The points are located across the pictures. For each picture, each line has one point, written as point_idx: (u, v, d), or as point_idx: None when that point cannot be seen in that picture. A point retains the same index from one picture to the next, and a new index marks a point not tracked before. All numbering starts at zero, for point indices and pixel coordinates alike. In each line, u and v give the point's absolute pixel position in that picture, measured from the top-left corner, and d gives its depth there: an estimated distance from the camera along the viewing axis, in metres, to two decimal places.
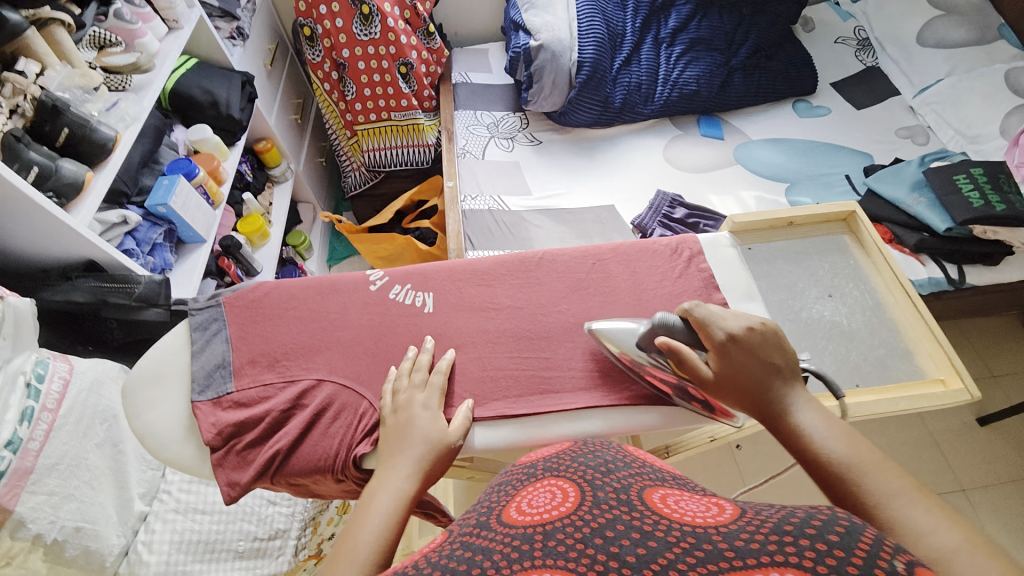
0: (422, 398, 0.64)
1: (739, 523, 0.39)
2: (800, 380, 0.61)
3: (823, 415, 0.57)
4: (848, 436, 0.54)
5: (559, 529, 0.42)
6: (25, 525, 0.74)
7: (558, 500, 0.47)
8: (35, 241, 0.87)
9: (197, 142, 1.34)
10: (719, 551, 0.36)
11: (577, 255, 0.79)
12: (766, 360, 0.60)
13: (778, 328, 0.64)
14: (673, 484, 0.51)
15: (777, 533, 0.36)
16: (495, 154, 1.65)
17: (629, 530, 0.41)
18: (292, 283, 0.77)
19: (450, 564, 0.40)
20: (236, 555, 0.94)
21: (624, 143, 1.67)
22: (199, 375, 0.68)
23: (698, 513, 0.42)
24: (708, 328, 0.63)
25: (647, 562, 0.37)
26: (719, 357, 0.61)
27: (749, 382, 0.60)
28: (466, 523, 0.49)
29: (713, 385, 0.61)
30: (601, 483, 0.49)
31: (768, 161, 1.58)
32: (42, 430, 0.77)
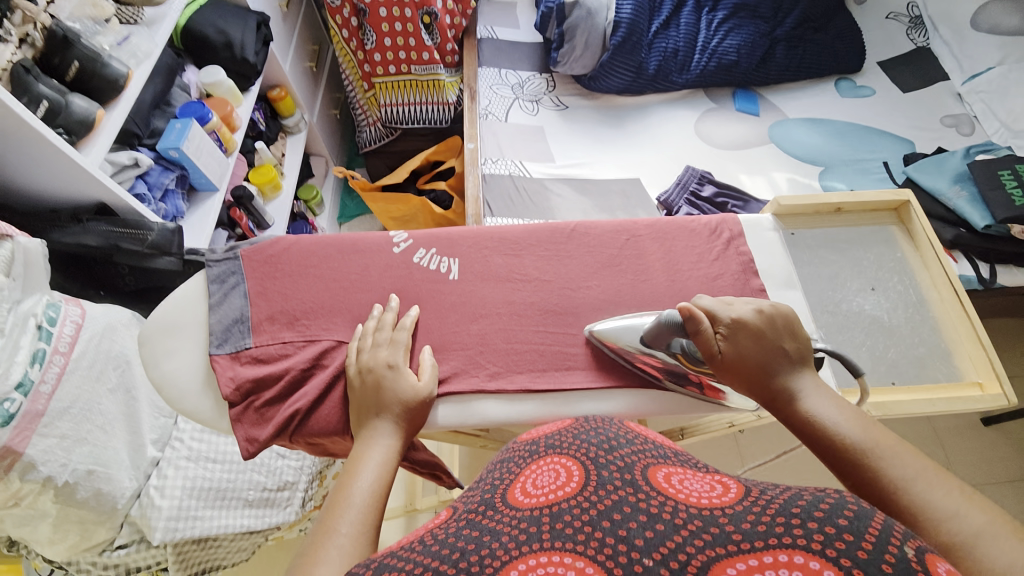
0: (387, 354, 0.62)
1: (745, 504, 0.37)
2: (808, 365, 0.58)
3: (834, 399, 0.54)
4: (860, 418, 0.52)
5: (565, 510, 0.40)
6: (36, 467, 0.74)
7: (561, 480, 0.45)
8: (37, 176, 0.83)
9: (210, 85, 1.27)
10: (726, 535, 0.34)
11: (610, 229, 0.76)
12: (774, 344, 0.57)
13: (791, 312, 0.61)
14: (675, 461, 0.48)
15: (784, 515, 0.34)
16: (519, 116, 1.58)
17: (635, 512, 0.38)
18: (313, 239, 0.74)
19: (456, 544, 0.38)
20: (245, 503, 0.95)
21: (655, 114, 1.59)
22: (216, 328, 0.67)
23: (701, 493, 0.40)
24: (714, 315, 0.59)
25: (653, 548, 0.35)
26: (729, 343, 0.58)
27: (756, 368, 0.56)
28: (469, 503, 0.47)
29: (721, 371, 0.58)
30: (603, 461, 0.46)
31: (804, 142, 1.51)
32: (54, 372, 0.76)
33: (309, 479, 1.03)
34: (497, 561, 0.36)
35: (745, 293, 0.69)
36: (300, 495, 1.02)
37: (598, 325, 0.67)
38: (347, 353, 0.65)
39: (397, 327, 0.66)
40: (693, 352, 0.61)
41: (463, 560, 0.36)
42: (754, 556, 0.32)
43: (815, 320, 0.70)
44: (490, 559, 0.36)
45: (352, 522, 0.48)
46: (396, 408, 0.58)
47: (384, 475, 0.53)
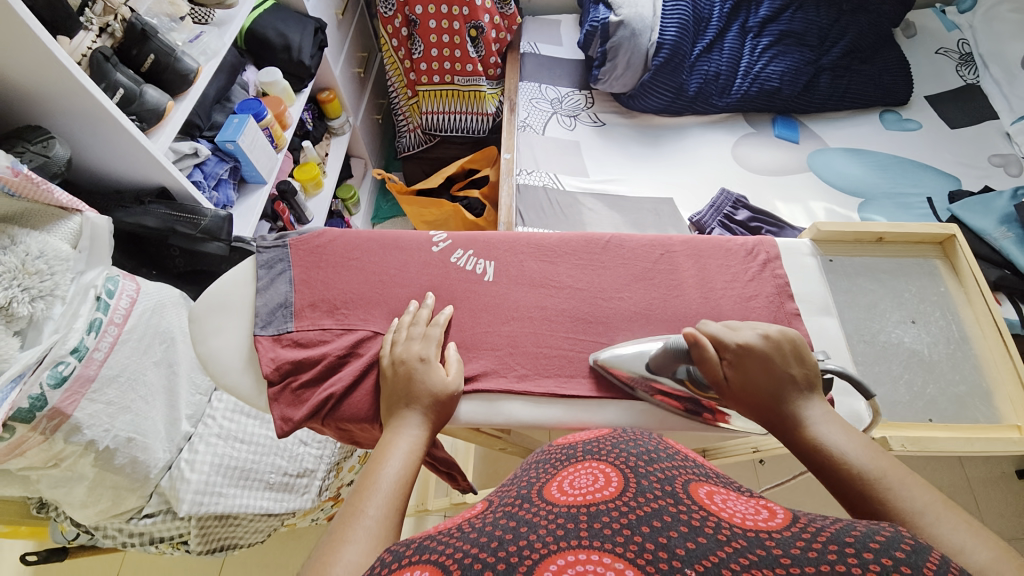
0: (418, 348, 0.64)
1: (793, 530, 0.37)
2: (818, 392, 0.58)
3: (843, 427, 0.54)
4: (868, 447, 0.52)
5: (604, 513, 0.41)
6: (80, 431, 0.77)
7: (600, 484, 0.46)
8: (113, 161, 0.90)
9: (267, 84, 1.34)
10: (773, 557, 0.34)
11: (645, 242, 0.76)
12: (781, 370, 0.58)
13: (799, 337, 0.61)
14: (716, 480, 0.48)
15: (836, 543, 0.35)
16: (556, 130, 1.61)
17: (676, 522, 0.39)
18: (357, 233, 0.78)
19: (494, 532, 0.40)
20: (266, 485, 0.99)
21: (692, 136, 1.59)
22: (261, 311, 0.70)
23: (747, 515, 0.40)
24: (720, 341, 0.60)
25: (696, 559, 0.35)
26: (734, 366, 0.59)
27: (764, 394, 0.57)
28: (506, 497, 0.48)
29: (729, 397, 0.59)
30: (643, 470, 0.46)
31: (843, 172, 1.49)
32: (108, 341, 0.80)
33: (328, 469, 1.07)
34: (535, 554, 0.37)
35: (779, 316, 0.69)
36: (317, 484, 1.05)
37: (601, 353, 0.67)
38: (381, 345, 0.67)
39: (430, 324, 0.68)
40: (699, 378, 0.61)
41: (502, 551, 0.37)
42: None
43: (852, 349, 0.69)
44: (529, 551, 0.37)
45: (379, 505, 0.49)
46: (427, 402, 0.60)
47: (410, 465, 0.54)
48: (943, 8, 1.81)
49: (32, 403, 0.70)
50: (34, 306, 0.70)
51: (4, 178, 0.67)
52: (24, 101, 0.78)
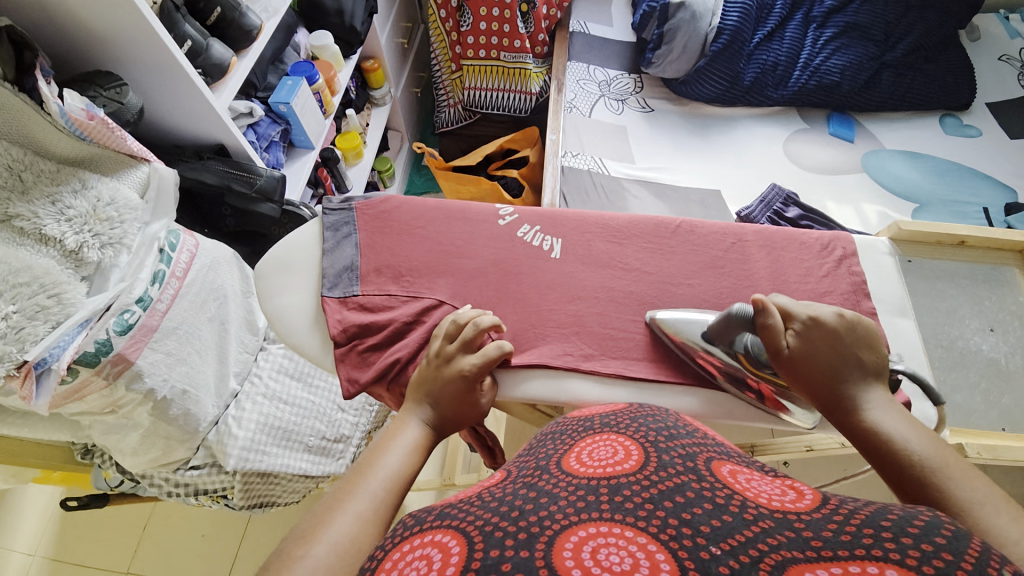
0: (467, 365, 0.60)
1: (822, 512, 0.36)
2: (883, 382, 0.56)
3: (904, 416, 0.52)
4: (928, 438, 0.50)
5: (626, 486, 0.41)
6: (141, 378, 0.77)
7: (619, 456, 0.46)
8: (177, 115, 0.90)
9: (318, 48, 1.32)
10: (803, 540, 0.33)
11: (717, 230, 0.74)
12: (850, 351, 0.56)
13: (874, 326, 0.58)
14: (737, 460, 0.48)
15: (873, 527, 0.33)
16: (603, 113, 1.58)
17: (699, 498, 0.38)
18: (422, 202, 0.77)
19: (515, 503, 0.40)
20: (305, 447, 1.01)
21: (742, 128, 1.55)
22: (328, 272, 0.70)
23: (774, 495, 0.39)
24: (788, 313, 0.58)
25: (721, 538, 0.34)
26: (800, 338, 0.57)
27: (825, 370, 0.55)
28: (525, 470, 0.48)
29: (787, 369, 0.56)
30: (663, 446, 0.47)
31: (899, 175, 1.44)
32: (169, 294, 0.80)
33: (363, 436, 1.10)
34: (556, 525, 0.36)
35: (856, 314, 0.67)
36: (352, 450, 1.08)
37: (660, 314, 0.67)
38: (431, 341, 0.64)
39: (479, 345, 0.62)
40: (757, 354, 0.59)
41: (522, 519, 0.37)
42: (838, 565, 0.30)
43: (929, 353, 0.67)
44: (549, 520, 0.37)
45: (384, 486, 0.49)
46: (444, 402, 0.58)
47: (412, 460, 0.53)
48: (1007, 13, 1.70)
49: (98, 348, 0.70)
50: (103, 252, 0.71)
51: (78, 120, 0.68)
52: (96, 46, 0.78)
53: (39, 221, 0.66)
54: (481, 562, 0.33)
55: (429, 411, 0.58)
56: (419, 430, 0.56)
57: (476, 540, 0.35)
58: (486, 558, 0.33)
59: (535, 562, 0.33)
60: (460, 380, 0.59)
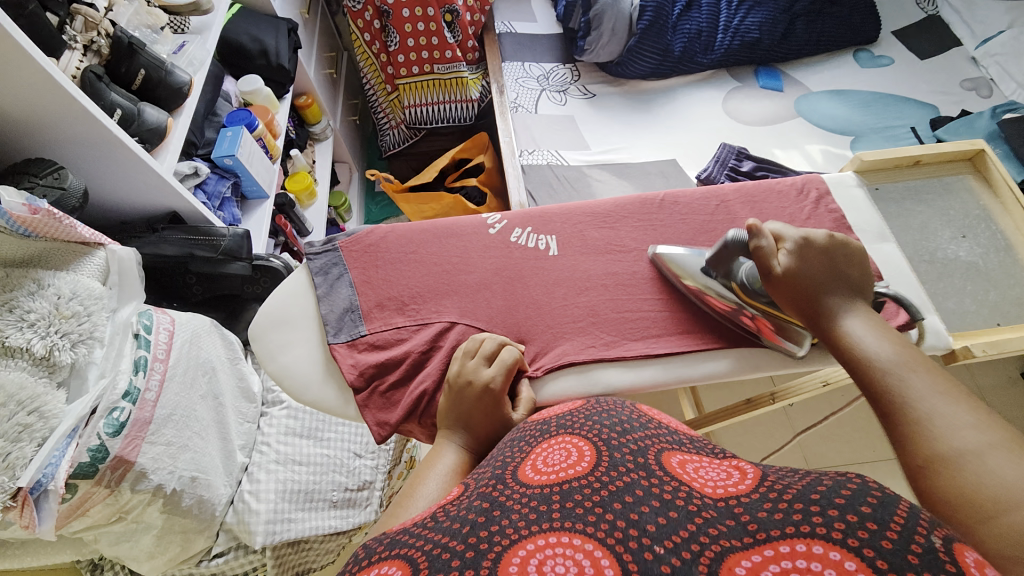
0: (488, 376, 0.59)
1: (759, 493, 0.39)
2: (864, 292, 0.58)
3: (873, 322, 0.54)
4: (896, 341, 0.51)
5: (576, 491, 0.42)
6: (147, 476, 0.71)
7: (572, 460, 0.47)
8: (121, 191, 0.84)
9: (249, 94, 1.26)
10: (742, 527, 0.35)
11: (700, 195, 0.77)
12: (835, 265, 0.58)
13: (860, 245, 0.61)
14: (689, 448, 0.50)
15: (803, 501, 0.35)
16: (548, 107, 1.59)
17: (648, 496, 0.40)
18: (406, 227, 0.75)
19: (467, 520, 0.40)
20: (330, 504, 0.97)
21: (682, 96, 1.60)
22: (329, 318, 0.67)
23: (718, 482, 0.42)
24: (780, 235, 0.60)
25: (666, 536, 0.36)
26: (792, 257, 0.58)
27: (812, 284, 0.57)
28: (482, 482, 0.47)
29: (777, 288, 0.58)
30: (615, 443, 0.48)
31: (830, 114, 1.53)
32: (156, 380, 0.73)
33: (385, 478, 1.06)
34: (505, 540, 0.37)
35: None
36: (378, 494, 1.04)
37: (660, 246, 0.71)
38: (447, 365, 0.63)
39: (496, 359, 0.61)
40: (752, 284, 0.62)
41: (472, 538, 0.37)
42: (769, 548, 0.33)
43: (915, 270, 0.72)
44: (499, 536, 0.37)
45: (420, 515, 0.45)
46: (471, 420, 0.56)
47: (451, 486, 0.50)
48: None
49: (93, 456, 0.64)
50: (76, 351, 0.65)
51: (21, 218, 0.62)
52: (18, 134, 0.71)
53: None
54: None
55: (463, 433, 0.56)
56: (458, 454, 0.54)
57: (422, 564, 0.36)
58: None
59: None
60: (487, 395, 0.57)
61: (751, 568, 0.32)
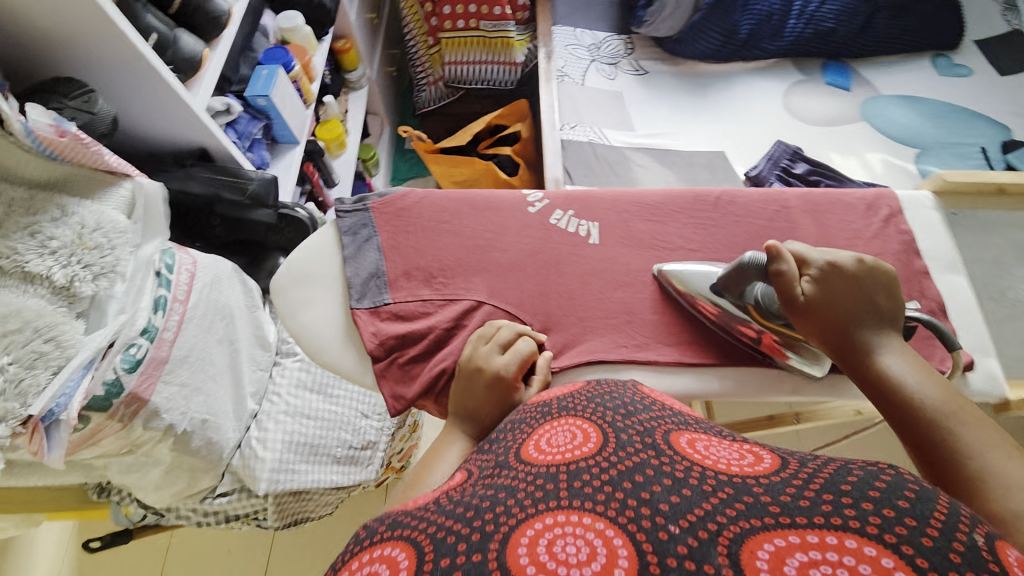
0: (501, 363, 0.56)
1: (782, 475, 0.36)
2: (898, 327, 0.54)
3: (915, 361, 0.50)
4: (941, 383, 0.47)
5: (583, 470, 0.39)
6: (159, 415, 0.71)
7: (578, 441, 0.44)
8: (153, 121, 0.81)
9: (287, 31, 1.19)
10: (762, 506, 0.32)
11: (758, 198, 0.72)
12: (868, 295, 0.54)
13: (892, 270, 0.57)
14: (697, 428, 0.46)
15: (831, 492, 0.32)
16: (595, 80, 1.50)
17: (659, 476, 0.37)
18: (442, 195, 0.72)
19: (472, 502, 0.38)
20: (333, 460, 0.97)
21: (741, 83, 1.50)
22: (354, 282, 0.65)
23: (732, 462, 0.39)
24: (805, 258, 0.56)
25: (680, 515, 0.33)
26: (818, 283, 0.54)
27: (843, 314, 0.52)
28: (485, 465, 0.44)
29: (802, 316, 0.54)
30: (621, 424, 0.45)
31: (899, 122, 1.41)
32: (175, 320, 0.73)
33: (389, 440, 1.05)
34: (512, 519, 0.35)
35: (909, 275, 0.67)
36: (381, 455, 1.03)
37: (668, 265, 0.66)
38: (462, 348, 0.60)
39: (510, 347, 0.58)
40: (767, 304, 0.58)
41: (478, 519, 0.35)
42: (796, 534, 0.30)
43: (980, 308, 0.67)
44: (505, 516, 0.35)
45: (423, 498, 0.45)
46: (481, 409, 0.54)
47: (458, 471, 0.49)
48: None
49: (107, 390, 0.64)
50: (97, 285, 0.64)
51: (48, 139, 0.60)
52: (50, 49, 0.68)
53: (19, 257, 0.58)
54: (431, 575, 0.31)
55: (471, 424, 0.54)
56: (465, 445, 0.52)
57: (426, 549, 0.33)
58: (437, 568, 0.32)
59: (488, 565, 0.31)
60: (499, 383, 0.55)
61: (776, 554, 0.29)
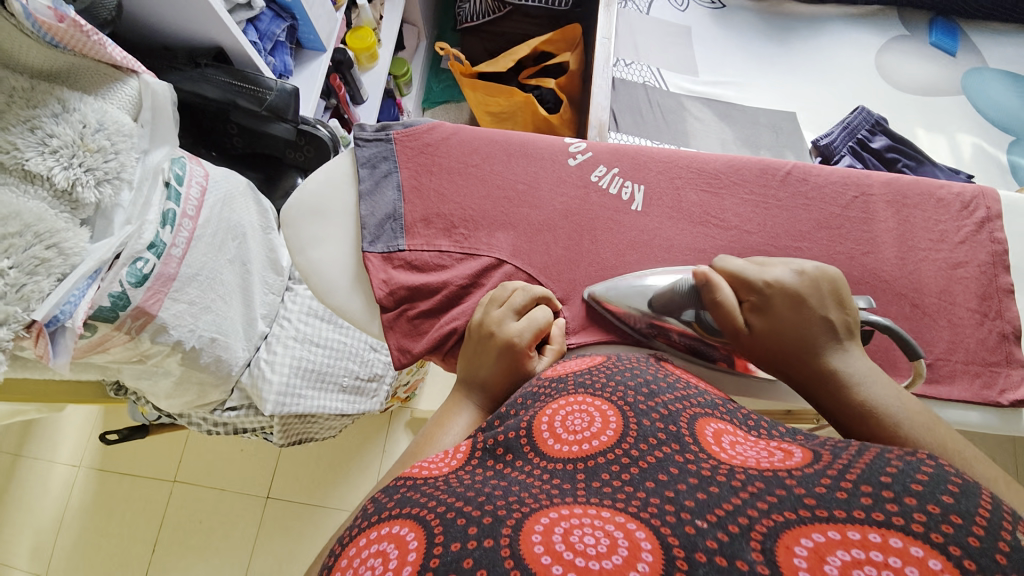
0: (514, 328, 0.51)
1: (817, 465, 0.31)
2: (857, 344, 0.47)
3: (887, 385, 0.44)
4: (918, 410, 0.42)
5: (603, 467, 0.35)
6: (167, 331, 0.70)
7: (595, 427, 0.38)
8: (163, 11, 0.73)
9: None
10: (796, 498, 0.28)
11: (836, 179, 0.62)
12: (819, 317, 0.46)
13: (841, 276, 0.49)
14: (724, 414, 0.40)
15: (870, 483, 0.28)
16: (663, 9, 1.31)
17: (685, 471, 0.33)
18: (474, 133, 0.65)
19: (476, 491, 0.34)
20: (339, 388, 0.98)
21: (830, 32, 1.29)
22: (369, 223, 0.59)
23: (760, 456, 0.34)
24: (745, 279, 0.50)
25: (707, 509, 0.29)
26: (759, 309, 0.49)
27: (796, 342, 0.46)
28: (490, 441, 0.41)
29: (752, 345, 0.49)
30: (643, 407, 0.39)
31: (995, 100, 1.20)
32: (184, 237, 0.70)
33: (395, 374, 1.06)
34: (525, 509, 0.31)
35: (989, 292, 0.59)
36: (386, 387, 1.05)
37: (597, 287, 0.57)
38: (476, 310, 0.56)
39: (525, 313, 0.53)
40: (710, 323, 0.52)
41: (488, 503, 0.32)
42: (835, 529, 0.26)
43: None
44: (517, 505, 0.32)
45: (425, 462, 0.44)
46: (491, 376, 0.50)
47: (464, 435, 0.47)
48: None
49: (113, 303, 0.62)
50: (100, 191, 0.60)
51: (46, 24, 0.54)
52: None
53: (20, 154, 0.54)
54: (440, 559, 0.28)
55: (481, 395, 0.50)
56: (473, 415, 0.49)
57: (437, 530, 0.30)
58: (447, 553, 0.29)
59: (502, 553, 0.28)
60: (510, 350, 0.50)
61: (814, 550, 0.26)
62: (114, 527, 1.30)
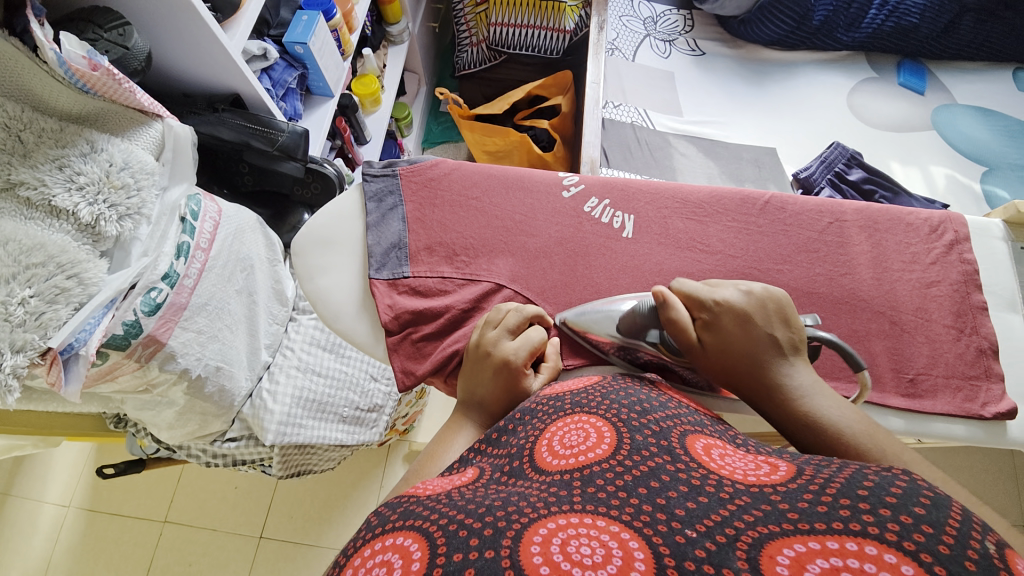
0: (509, 346, 0.53)
1: (799, 481, 0.32)
2: (805, 361, 0.49)
3: (830, 395, 0.46)
4: (860, 416, 0.45)
5: (598, 474, 0.36)
6: (175, 359, 0.72)
7: (590, 441, 0.40)
8: (187, 62, 0.79)
9: None
10: (779, 513, 0.29)
11: (812, 206, 0.67)
12: (763, 333, 0.49)
13: (784, 296, 0.51)
14: (712, 431, 0.42)
15: (846, 495, 0.29)
16: (649, 56, 1.41)
17: (675, 481, 0.34)
18: (474, 168, 0.69)
19: (475, 504, 0.34)
20: (339, 418, 0.98)
21: (804, 75, 1.39)
22: (374, 251, 0.63)
23: (747, 469, 0.35)
24: (697, 300, 0.52)
25: (696, 519, 0.30)
26: (709, 328, 0.51)
27: (742, 357, 0.49)
28: (498, 469, 0.42)
29: (705, 362, 0.52)
30: (636, 423, 0.40)
31: (965, 134, 1.28)
32: (196, 268, 0.73)
33: (395, 405, 1.07)
34: (523, 518, 0.32)
35: (963, 309, 0.62)
36: (385, 418, 1.06)
37: (568, 313, 0.60)
38: (474, 331, 0.59)
39: (520, 333, 0.56)
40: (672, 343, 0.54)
41: (488, 515, 0.32)
42: (815, 539, 0.27)
43: None
44: (516, 515, 0.32)
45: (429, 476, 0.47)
46: (486, 394, 0.52)
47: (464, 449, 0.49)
48: None
49: (127, 330, 0.64)
50: (122, 225, 0.64)
51: (80, 71, 0.59)
52: None
53: (48, 190, 0.58)
54: (444, 565, 0.29)
55: (479, 412, 0.53)
56: (472, 433, 0.51)
57: (438, 541, 0.31)
58: (449, 562, 0.29)
59: (502, 562, 0.28)
60: (506, 369, 0.52)
61: (796, 559, 0.26)
62: (100, 571, 1.25)
